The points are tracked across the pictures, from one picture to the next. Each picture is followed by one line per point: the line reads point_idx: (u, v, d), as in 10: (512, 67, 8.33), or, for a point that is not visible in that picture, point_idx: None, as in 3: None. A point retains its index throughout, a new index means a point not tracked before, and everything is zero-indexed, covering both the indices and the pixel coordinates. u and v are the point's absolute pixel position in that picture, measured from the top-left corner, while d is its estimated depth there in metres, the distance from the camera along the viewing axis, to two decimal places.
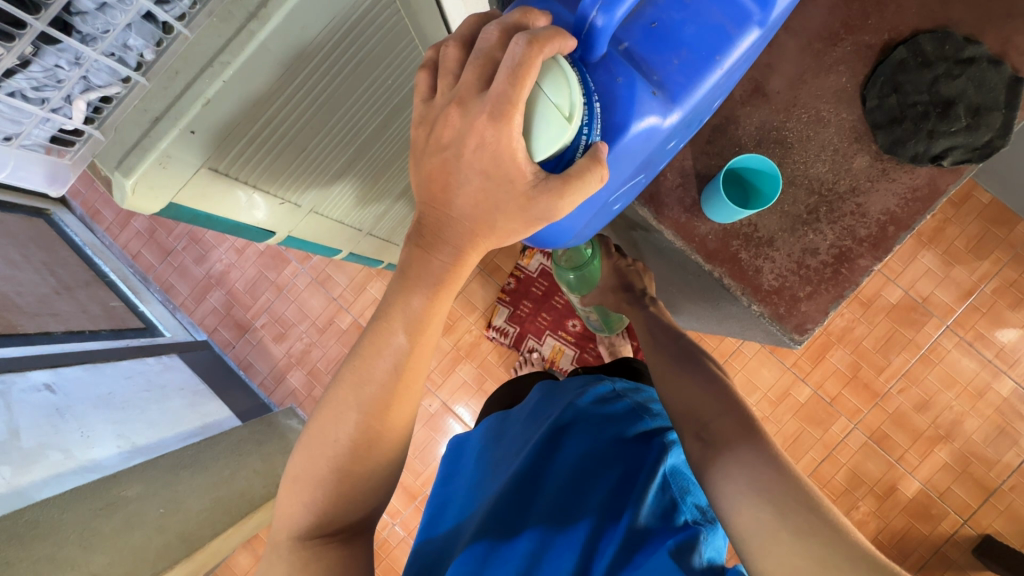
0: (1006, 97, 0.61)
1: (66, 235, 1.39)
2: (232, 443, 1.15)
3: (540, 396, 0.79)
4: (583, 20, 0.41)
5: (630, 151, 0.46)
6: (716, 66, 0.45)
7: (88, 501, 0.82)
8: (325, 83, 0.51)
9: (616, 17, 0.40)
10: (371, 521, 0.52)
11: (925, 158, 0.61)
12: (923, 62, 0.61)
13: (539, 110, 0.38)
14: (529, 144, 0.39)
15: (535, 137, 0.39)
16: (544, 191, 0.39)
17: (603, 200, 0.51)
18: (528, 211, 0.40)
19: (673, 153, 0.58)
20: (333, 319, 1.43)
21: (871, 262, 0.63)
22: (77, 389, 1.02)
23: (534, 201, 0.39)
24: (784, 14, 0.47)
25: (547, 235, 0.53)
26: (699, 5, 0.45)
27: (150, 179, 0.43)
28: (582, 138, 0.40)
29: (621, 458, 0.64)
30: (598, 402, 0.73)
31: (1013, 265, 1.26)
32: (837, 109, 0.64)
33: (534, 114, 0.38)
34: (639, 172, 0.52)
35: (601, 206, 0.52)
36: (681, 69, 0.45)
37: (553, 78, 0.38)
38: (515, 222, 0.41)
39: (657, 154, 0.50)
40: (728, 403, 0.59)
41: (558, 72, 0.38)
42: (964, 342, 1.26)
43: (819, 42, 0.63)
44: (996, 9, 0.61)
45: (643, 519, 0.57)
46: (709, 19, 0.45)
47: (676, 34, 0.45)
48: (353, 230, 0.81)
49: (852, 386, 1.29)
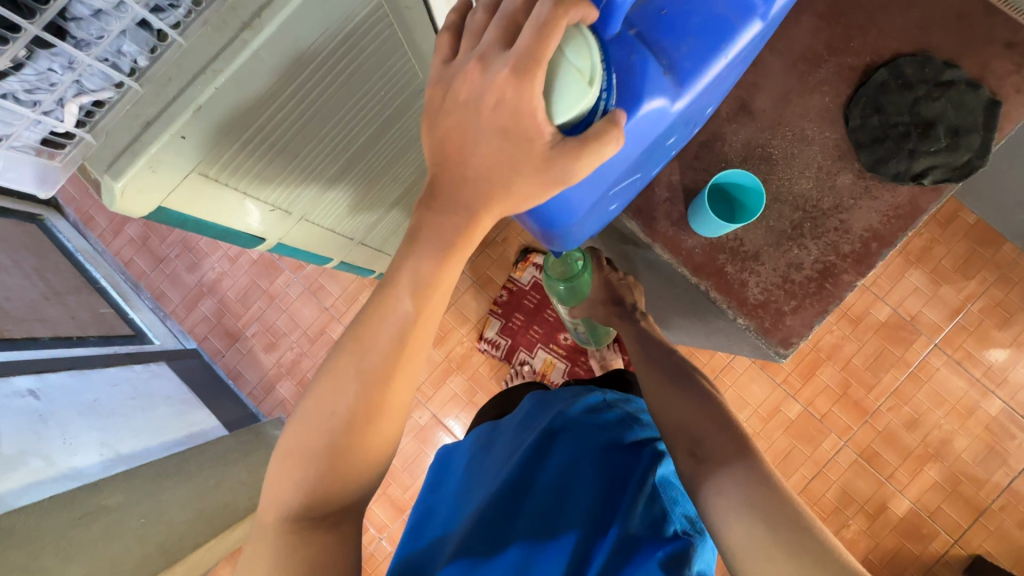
0: (984, 119, 0.62)
1: (58, 241, 1.39)
2: (218, 453, 1.14)
3: (531, 404, 0.79)
4: None
5: (639, 132, 0.47)
6: (719, 57, 0.47)
7: (67, 510, 0.80)
8: (319, 91, 0.52)
9: None
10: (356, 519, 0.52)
11: (907, 176, 0.63)
12: (904, 83, 0.63)
13: (562, 75, 0.39)
14: (547, 107, 0.39)
15: (556, 102, 0.39)
16: (561, 153, 0.39)
17: (607, 183, 0.51)
18: (545, 174, 0.40)
19: (672, 151, 0.59)
20: (324, 329, 1.43)
21: (854, 277, 0.64)
22: (61, 395, 1.01)
23: (552, 162, 0.39)
24: (783, 11, 0.49)
25: (549, 215, 0.53)
26: None
27: (140, 182, 0.43)
28: (601, 104, 0.41)
29: (610, 470, 0.64)
30: (589, 411, 0.73)
31: (999, 284, 1.28)
32: (822, 127, 0.65)
33: (556, 78, 0.39)
34: (641, 163, 0.53)
35: (604, 191, 0.52)
36: (690, 55, 0.46)
37: (574, 44, 0.39)
38: (533, 183, 0.41)
39: (660, 143, 0.51)
40: (726, 424, 0.59)
41: (581, 39, 0.39)
42: (952, 361, 1.27)
43: (804, 63, 0.65)
44: (974, 34, 0.63)
45: (629, 526, 0.57)
46: (716, 10, 0.46)
47: (684, 22, 0.47)
48: (345, 239, 0.81)
49: (842, 403, 1.29)
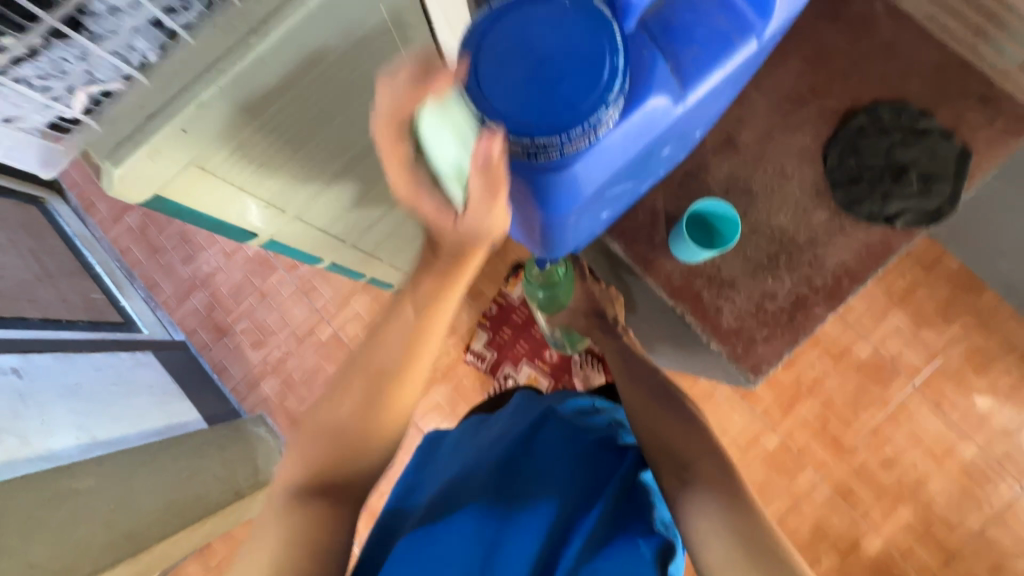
0: (956, 168, 0.65)
1: (57, 225, 1.41)
2: (194, 446, 1.14)
3: (522, 402, 0.82)
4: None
5: (630, 142, 0.42)
6: (717, 70, 0.42)
7: (37, 489, 0.81)
8: (321, 96, 0.55)
9: None
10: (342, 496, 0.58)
11: (879, 218, 0.66)
12: (881, 129, 0.66)
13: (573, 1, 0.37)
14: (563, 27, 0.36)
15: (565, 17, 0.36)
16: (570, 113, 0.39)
17: (591, 195, 0.46)
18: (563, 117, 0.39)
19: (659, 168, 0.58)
20: (313, 330, 1.44)
21: (825, 310, 0.66)
22: (44, 376, 1.02)
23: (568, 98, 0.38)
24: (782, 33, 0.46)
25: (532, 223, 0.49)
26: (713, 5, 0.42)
27: (138, 170, 0.45)
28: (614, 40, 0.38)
29: (598, 461, 0.66)
30: (580, 413, 0.76)
31: (979, 330, 1.30)
32: (801, 165, 0.68)
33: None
34: (629, 176, 0.49)
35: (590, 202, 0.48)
36: (693, 66, 0.41)
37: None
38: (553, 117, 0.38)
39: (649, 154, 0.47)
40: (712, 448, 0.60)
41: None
42: (929, 402, 1.29)
43: (787, 103, 0.68)
44: (950, 87, 0.66)
45: (608, 508, 0.59)
46: (717, 25, 0.42)
47: (691, 30, 0.41)
48: (337, 239, 0.83)
49: (820, 438, 1.30)
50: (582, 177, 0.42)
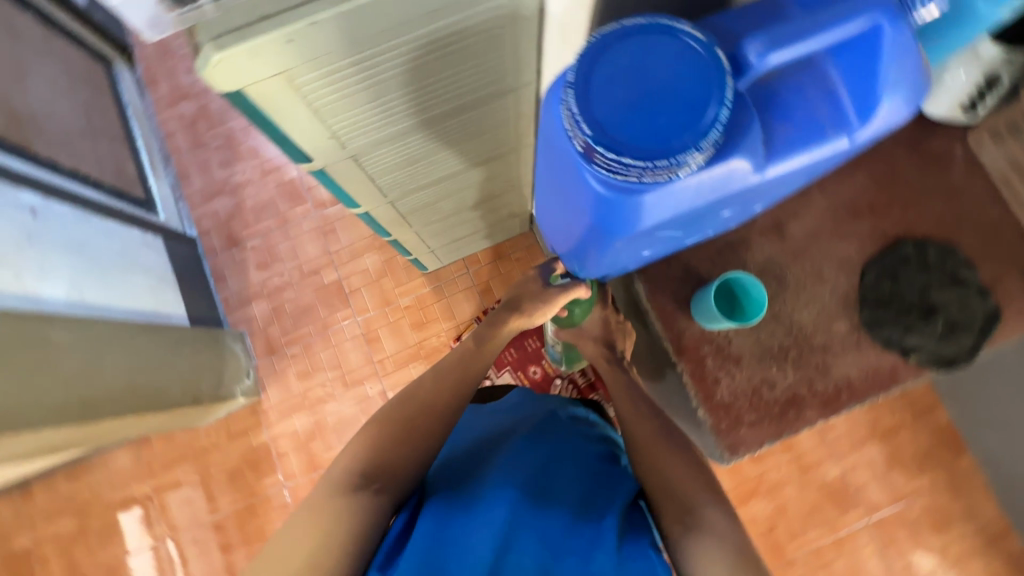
0: (983, 325, 0.66)
1: (116, 89, 1.43)
2: (172, 339, 1.15)
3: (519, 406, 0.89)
4: (736, 52, 0.38)
5: (699, 197, 0.42)
6: (803, 155, 0.41)
7: (16, 326, 0.81)
8: (421, 53, 0.56)
9: (767, 61, 0.37)
10: (383, 464, 0.67)
11: (895, 346, 0.67)
12: (924, 265, 0.67)
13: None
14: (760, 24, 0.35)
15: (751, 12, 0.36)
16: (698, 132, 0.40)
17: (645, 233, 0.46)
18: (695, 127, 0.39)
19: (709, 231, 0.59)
20: (318, 271, 1.45)
21: (816, 416, 0.67)
22: (56, 224, 1.03)
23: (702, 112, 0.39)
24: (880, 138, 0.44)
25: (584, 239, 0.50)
26: (822, 93, 0.42)
27: (233, 62, 0.47)
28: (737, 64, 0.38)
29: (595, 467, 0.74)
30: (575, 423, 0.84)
31: (947, 490, 1.30)
32: (838, 273, 0.69)
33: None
34: (684, 226, 0.49)
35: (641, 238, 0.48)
36: (781, 147, 0.41)
37: None
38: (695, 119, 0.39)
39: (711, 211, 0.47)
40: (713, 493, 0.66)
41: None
42: (878, 543, 1.29)
43: (843, 211, 0.69)
44: (1000, 249, 0.67)
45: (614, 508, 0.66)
46: (818, 113, 0.41)
47: (792, 112, 0.41)
48: (380, 191, 0.84)
49: (763, 540, 1.30)
50: (643, 211, 0.41)
